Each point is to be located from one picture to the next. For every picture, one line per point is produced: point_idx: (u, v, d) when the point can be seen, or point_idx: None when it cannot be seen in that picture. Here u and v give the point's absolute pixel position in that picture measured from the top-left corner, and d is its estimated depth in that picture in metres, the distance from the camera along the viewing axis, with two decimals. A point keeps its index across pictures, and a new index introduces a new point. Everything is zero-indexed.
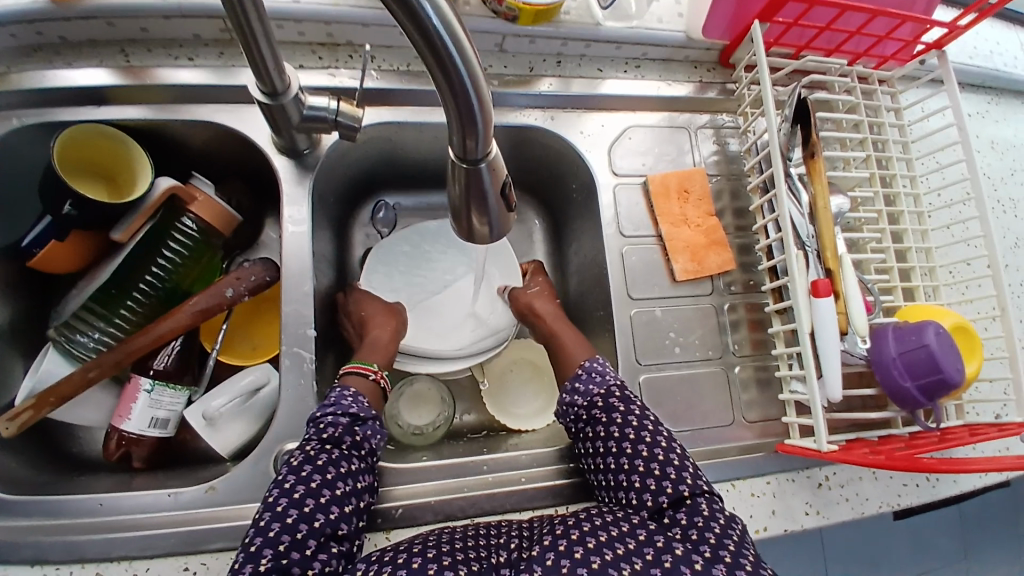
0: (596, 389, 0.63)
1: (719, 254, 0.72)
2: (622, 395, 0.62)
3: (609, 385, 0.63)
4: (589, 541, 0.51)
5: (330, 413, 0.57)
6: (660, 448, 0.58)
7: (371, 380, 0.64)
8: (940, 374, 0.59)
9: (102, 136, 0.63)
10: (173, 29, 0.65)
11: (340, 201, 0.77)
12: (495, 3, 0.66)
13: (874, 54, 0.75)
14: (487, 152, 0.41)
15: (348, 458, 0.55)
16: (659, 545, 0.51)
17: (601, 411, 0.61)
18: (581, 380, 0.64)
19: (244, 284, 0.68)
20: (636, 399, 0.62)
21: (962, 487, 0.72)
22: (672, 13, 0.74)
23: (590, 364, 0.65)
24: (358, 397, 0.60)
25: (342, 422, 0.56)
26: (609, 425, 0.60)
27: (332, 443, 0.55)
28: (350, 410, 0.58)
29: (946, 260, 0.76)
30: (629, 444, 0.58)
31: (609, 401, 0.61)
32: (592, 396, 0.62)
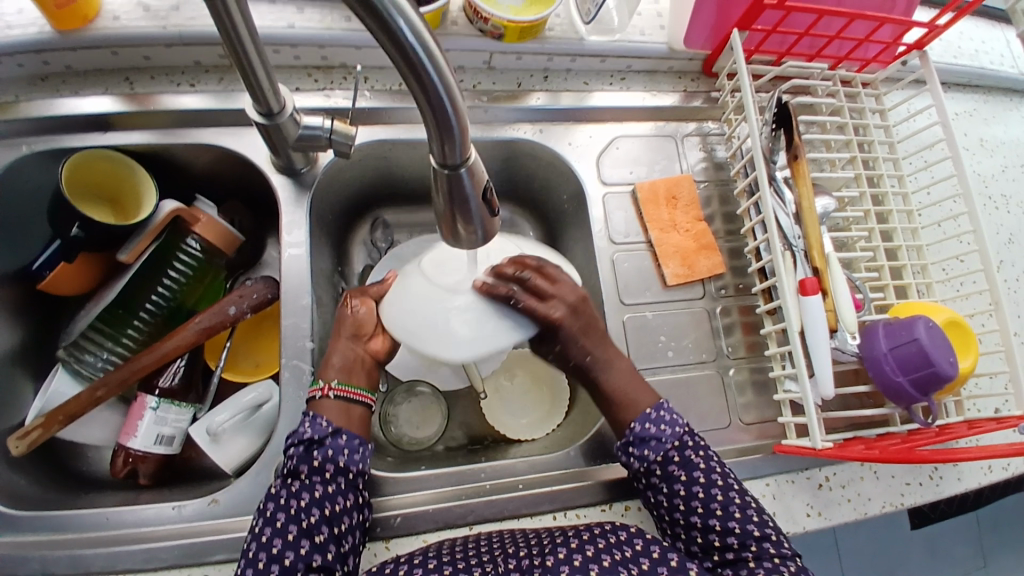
0: (652, 456, 0.59)
1: (709, 258, 0.73)
2: (682, 458, 0.59)
3: (668, 451, 0.59)
4: (603, 559, 0.52)
5: (290, 444, 0.56)
6: (734, 518, 0.56)
7: (322, 398, 0.59)
8: (933, 368, 0.59)
9: (109, 161, 0.65)
10: (173, 58, 0.68)
11: (338, 219, 0.79)
12: (480, 22, 0.68)
13: (856, 58, 0.77)
14: (467, 157, 0.40)
15: (311, 487, 0.54)
16: (671, 564, 0.53)
17: (661, 482, 0.58)
18: (638, 446, 0.59)
19: (247, 301, 0.70)
20: (697, 459, 0.59)
21: (967, 485, 0.71)
22: (654, 26, 0.76)
23: (640, 429, 0.59)
24: (316, 419, 0.57)
25: (298, 451, 0.55)
26: (671, 496, 0.58)
27: (293, 475, 0.55)
28: (306, 434, 0.56)
29: (938, 257, 0.77)
30: (699, 518, 0.57)
31: (668, 469, 0.58)
32: (649, 463, 0.59)
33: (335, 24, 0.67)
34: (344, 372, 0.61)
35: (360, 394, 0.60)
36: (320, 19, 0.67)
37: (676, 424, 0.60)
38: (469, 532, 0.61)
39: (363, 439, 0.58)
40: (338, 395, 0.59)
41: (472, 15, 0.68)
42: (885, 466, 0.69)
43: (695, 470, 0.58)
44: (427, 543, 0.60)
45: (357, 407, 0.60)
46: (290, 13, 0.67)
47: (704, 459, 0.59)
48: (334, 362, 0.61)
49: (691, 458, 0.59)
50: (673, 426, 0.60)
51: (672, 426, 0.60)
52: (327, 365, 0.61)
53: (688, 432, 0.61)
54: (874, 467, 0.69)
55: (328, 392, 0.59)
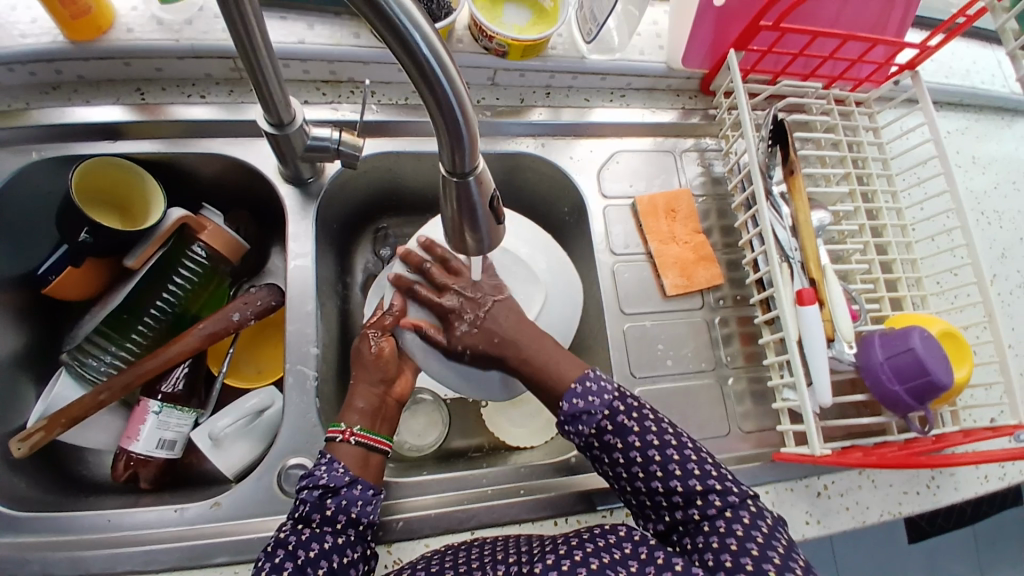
0: (586, 430, 0.56)
1: (708, 269, 0.75)
2: (615, 425, 0.57)
3: (599, 421, 0.57)
4: (591, 562, 0.51)
5: (303, 489, 0.55)
6: (675, 478, 0.55)
7: (342, 442, 0.58)
8: (929, 377, 0.60)
9: (119, 169, 0.67)
10: (185, 70, 0.69)
11: (343, 229, 0.80)
12: (485, 40, 0.71)
13: (849, 78, 0.79)
14: (475, 166, 0.41)
15: (321, 537, 0.53)
16: (659, 562, 0.52)
17: (601, 452, 0.57)
18: (571, 424, 0.57)
19: (251, 308, 0.71)
20: (631, 422, 0.57)
21: (965, 495, 0.71)
22: (652, 45, 0.78)
23: (567, 407, 0.57)
24: (332, 465, 0.56)
25: (312, 498, 0.54)
26: (615, 464, 0.56)
27: (304, 522, 0.53)
28: (322, 481, 0.55)
29: (932, 270, 0.78)
30: (643, 480, 0.56)
31: (604, 439, 0.57)
32: (586, 437, 0.57)
33: (344, 39, 0.70)
34: (365, 415, 0.60)
35: (379, 441, 0.59)
36: (329, 35, 0.69)
37: (603, 389, 0.58)
38: (470, 537, 0.61)
39: (377, 488, 0.57)
40: (360, 441, 0.58)
41: (477, 33, 0.71)
42: (883, 475, 0.70)
43: (630, 435, 0.56)
44: (428, 548, 0.60)
45: (376, 454, 0.59)
46: (301, 28, 0.69)
47: (637, 420, 0.57)
48: (357, 406, 0.60)
49: (623, 424, 0.57)
50: (601, 394, 0.58)
51: (600, 393, 0.58)
52: (348, 408, 0.60)
53: (617, 395, 0.58)
54: (873, 477, 0.69)
55: (349, 437, 0.58)
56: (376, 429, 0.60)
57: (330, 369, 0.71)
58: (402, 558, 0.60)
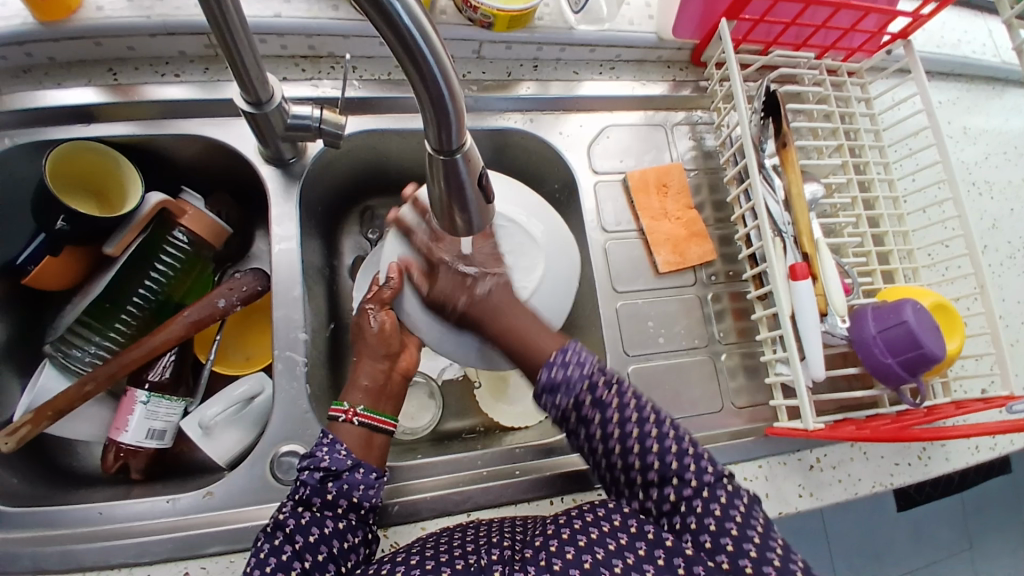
0: (562, 403, 0.53)
1: (700, 245, 0.74)
2: (594, 400, 0.53)
3: (585, 385, 0.53)
4: (569, 550, 0.49)
5: (304, 471, 0.54)
6: (648, 455, 0.52)
7: (345, 421, 0.58)
8: (920, 349, 0.60)
9: (95, 153, 0.65)
10: (158, 48, 0.67)
11: (328, 211, 0.78)
12: (470, 11, 0.68)
13: (841, 47, 0.78)
14: (463, 144, 0.40)
15: (322, 521, 0.52)
16: (648, 539, 0.50)
17: (577, 426, 0.53)
18: (549, 394, 0.53)
19: (237, 294, 0.69)
20: (611, 395, 0.53)
21: (955, 464, 0.72)
22: (642, 15, 0.76)
23: (547, 377, 0.53)
24: (335, 447, 0.55)
25: (313, 481, 0.53)
26: (591, 436, 0.53)
27: (304, 505, 0.53)
28: (323, 464, 0.54)
29: (923, 242, 0.78)
30: (620, 462, 0.52)
31: (581, 414, 0.53)
32: (564, 410, 0.53)
33: (323, 13, 0.67)
34: (369, 395, 0.60)
35: (385, 422, 0.59)
36: (307, 8, 0.67)
37: (584, 364, 0.54)
38: (467, 519, 0.61)
39: (379, 471, 0.57)
40: (363, 421, 0.58)
41: (462, 4, 0.68)
42: (874, 447, 0.70)
43: (605, 412, 0.52)
44: (425, 531, 0.60)
45: (378, 434, 0.59)
46: (277, 2, 0.67)
47: (617, 396, 0.53)
48: (360, 384, 0.60)
49: (602, 400, 0.53)
50: (581, 366, 0.54)
51: (580, 366, 0.54)
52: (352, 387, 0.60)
53: (598, 367, 0.54)
54: (865, 448, 0.70)
55: (353, 417, 0.58)
56: (381, 409, 0.60)
57: (319, 355, 0.70)
58: (398, 542, 0.59)
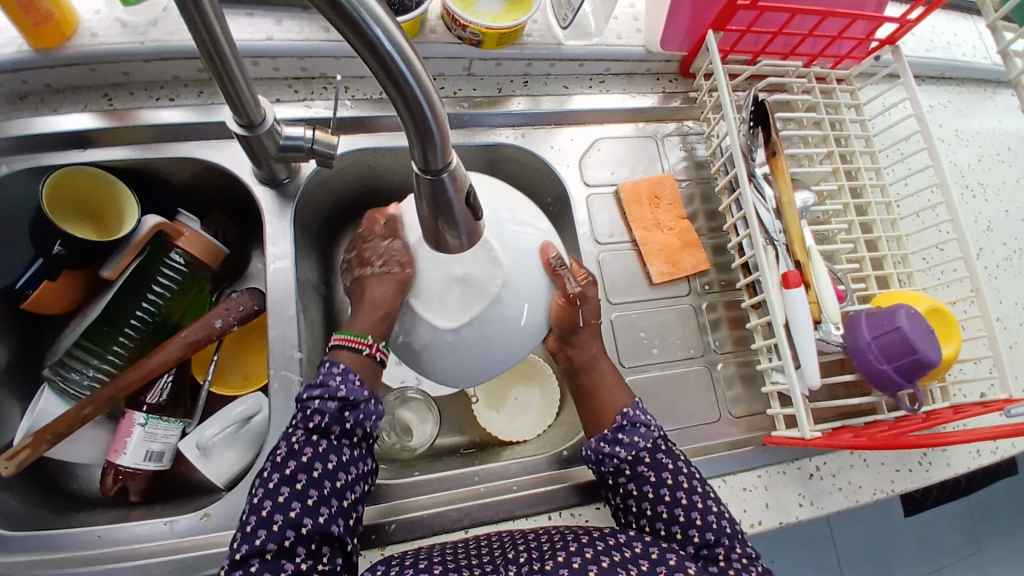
0: (623, 455, 0.59)
1: (694, 255, 0.74)
2: (654, 460, 0.59)
3: (655, 439, 0.61)
4: (604, 560, 0.52)
5: (317, 399, 0.54)
6: (696, 509, 0.57)
7: (368, 355, 0.58)
8: (916, 355, 0.59)
9: (87, 178, 0.65)
10: (152, 72, 0.68)
11: (323, 229, 0.79)
12: (459, 29, 0.69)
13: (829, 55, 0.78)
14: (449, 162, 0.40)
15: (338, 449, 0.54)
16: (671, 564, 0.53)
17: (630, 480, 0.59)
18: (610, 444, 0.60)
19: (234, 314, 0.70)
20: (679, 455, 0.61)
21: (956, 470, 0.72)
22: (630, 29, 0.77)
23: (632, 414, 0.62)
24: (347, 377, 0.56)
25: (330, 411, 0.54)
26: (643, 488, 0.58)
27: (320, 434, 0.54)
28: (340, 394, 0.55)
29: (917, 246, 0.78)
30: (666, 506, 0.57)
31: (638, 469, 0.59)
32: (621, 461, 0.59)
33: (314, 34, 0.68)
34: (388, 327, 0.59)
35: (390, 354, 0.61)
36: (298, 31, 0.68)
37: (651, 426, 0.62)
38: (464, 536, 0.61)
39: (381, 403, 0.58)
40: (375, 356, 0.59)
41: (450, 23, 0.69)
42: (874, 453, 0.70)
43: (664, 472, 0.59)
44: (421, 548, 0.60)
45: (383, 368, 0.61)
46: (269, 25, 0.68)
47: (671, 459, 0.60)
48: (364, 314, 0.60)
49: (665, 457, 0.60)
50: (646, 429, 0.61)
51: (647, 430, 0.61)
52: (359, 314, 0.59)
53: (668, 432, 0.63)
54: (864, 455, 0.69)
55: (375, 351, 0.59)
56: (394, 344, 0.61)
57: (316, 373, 0.71)
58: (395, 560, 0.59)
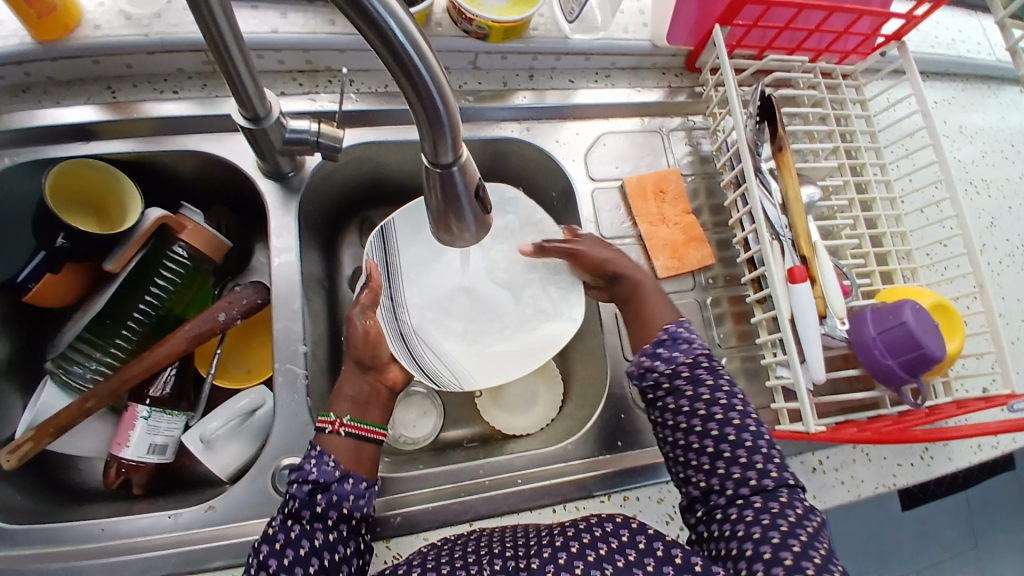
0: (662, 368, 0.57)
1: (698, 250, 0.74)
2: (675, 386, 0.57)
3: (678, 365, 0.58)
4: (589, 554, 0.50)
5: (292, 483, 0.53)
6: (713, 438, 0.55)
7: (331, 432, 0.57)
8: (921, 350, 0.59)
9: (67, 173, 0.64)
10: (156, 65, 0.67)
11: (327, 223, 0.78)
12: (465, 23, 0.69)
13: (835, 50, 0.79)
14: (458, 155, 0.40)
15: (311, 533, 0.51)
16: (659, 555, 0.51)
17: (667, 395, 0.57)
18: (650, 358, 0.58)
19: (237, 307, 0.70)
20: (706, 376, 0.57)
21: (957, 465, 0.72)
22: (637, 23, 0.77)
23: (664, 337, 0.59)
24: (322, 459, 0.55)
25: (301, 494, 0.52)
26: (678, 410, 0.57)
27: (294, 519, 0.52)
28: (312, 476, 0.53)
29: (922, 242, 0.78)
30: (697, 441, 0.55)
31: (676, 383, 0.57)
32: (659, 376, 0.58)
33: (319, 27, 0.67)
34: (356, 405, 0.60)
35: (372, 432, 0.58)
36: (303, 23, 0.67)
37: (692, 341, 0.59)
38: (469, 529, 0.61)
39: (370, 481, 0.56)
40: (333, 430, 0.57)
41: (456, 16, 0.69)
42: (877, 449, 0.70)
43: (682, 399, 0.57)
44: (427, 541, 0.60)
45: (366, 446, 0.58)
46: (274, 17, 0.67)
47: (694, 386, 0.57)
48: (346, 394, 0.60)
49: (686, 384, 0.57)
50: (688, 345, 0.59)
51: (688, 345, 0.59)
52: (336, 397, 0.60)
53: (704, 351, 0.59)
54: (867, 450, 0.69)
55: (339, 428, 0.57)
56: (367, 419, 0.60)
57: (320, 367, 0.70)
58: (400, 553, 0.60)
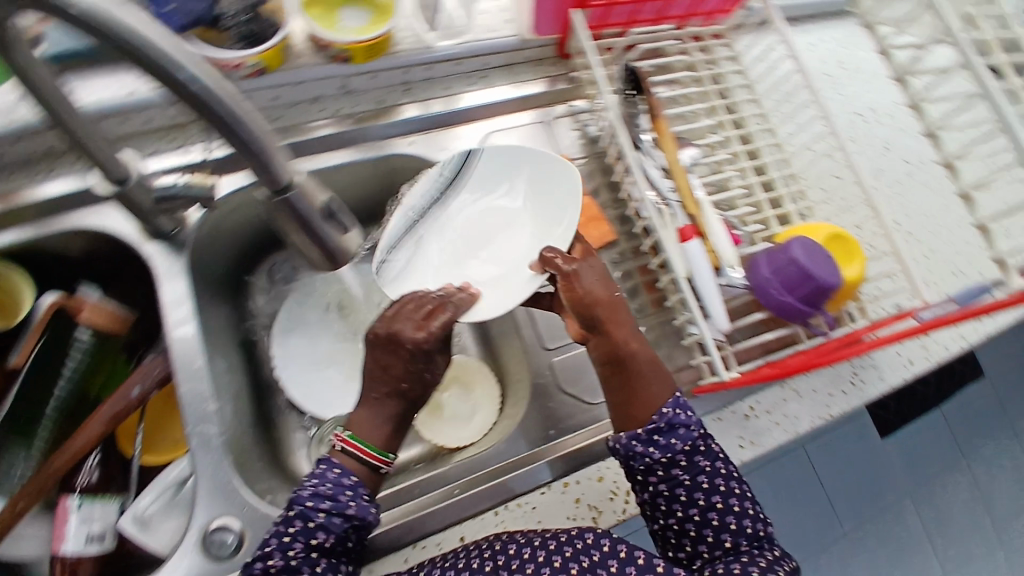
0: (657, 456, 0.57)
1: (599, 229, 0.74)
2: (670, 475, 0.57)
3: (675, 452, 0.57)
4: (556, 560, 0.53)
5: (325, 514, 0.53)
6: (710, 526, 0.56)
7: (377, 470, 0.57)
8: (815, 282, 0.61)
9: None
10: (23, 151, 0.67)
11: (230, 271, 0.78)
12: (325, 49, 0.69)
13: (702, 13, 0.79)
14: (293, 181, 0.44)
15: (335, 567, 0.53)
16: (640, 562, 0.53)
17: (662, 483, 0.57)
18: (644, 444, 0.57)
19: (151, 378, 0.68)
20: (704, 462, 0.57)
21: (890, 382, 0.74)
22: (499, 21, 0.78)
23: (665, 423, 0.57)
24: (359, 494, 0.55)
25: (337, 531, 0.53)
26: (671, 496, 0.57)
27: (319, 551, 0.53)
28: (348, 510, 0.54)
29: (815, 179, 0.81)
30: (692, 524, 0.56)
31: (672, 471, 0.57)
32: (653, 462, 0.57)
33: None
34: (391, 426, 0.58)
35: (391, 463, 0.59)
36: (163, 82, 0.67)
37: (690, 425, 0.58)
38: (415, 551, 0.61)
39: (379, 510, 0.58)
40: (345, 449, 0.56)
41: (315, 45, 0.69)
42: (804, 383, 0.72)
43: (679, 485, 0.57)
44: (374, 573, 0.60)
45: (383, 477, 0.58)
46: (132, 81, 0.67)
47: (691, 473, 0.57)
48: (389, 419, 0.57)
49: (683, 471, 0.57)
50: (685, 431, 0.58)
51: (684, 431, 0.58)
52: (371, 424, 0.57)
53: (700, 436, 0.58)
54: (795, 387, 0.71)
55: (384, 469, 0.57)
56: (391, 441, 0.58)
57: (245, 416, 0.72)
58: None
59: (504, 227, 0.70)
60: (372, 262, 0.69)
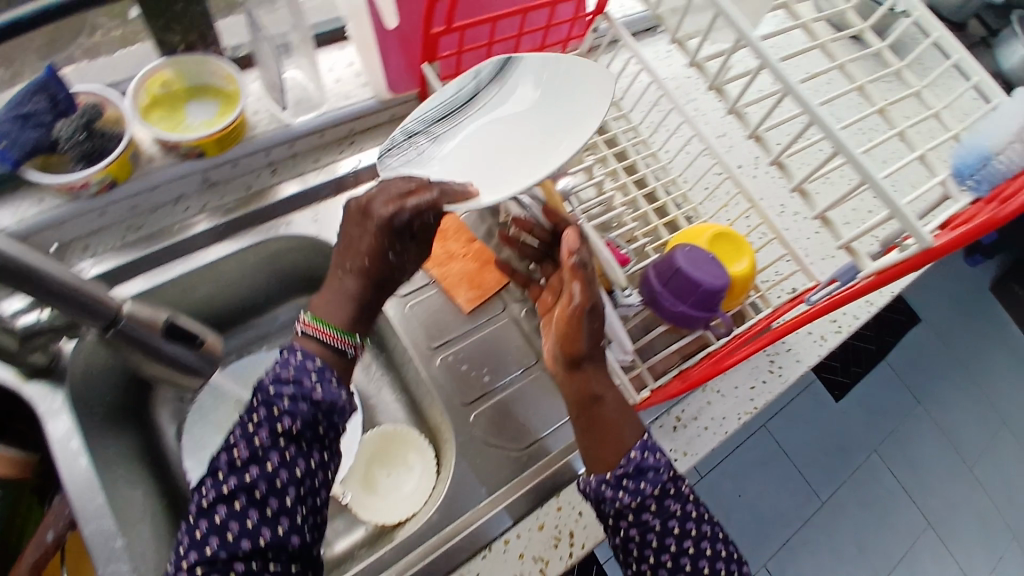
0: (626, 501, 0.55)
1: (495, 272, 0.76)
2: (640, 520, 0.55)
3: (645, 496, 0.55)
4: None
5: (295, 399, 0.55)
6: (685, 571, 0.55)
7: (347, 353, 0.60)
8: (701, 288, 0.61)
9: None
10: None
11: (126, 394, 0.73)
12: (174, 149, 0.67)
13: (553, 43, 0.81)
14: (118, 312, 0.54)
15: (305, 456, 0.55)
16: None
17: (633, 528, 0.55)
18: (613, 489, 0.56)
19: (60, 521, 0.69)
20: (675, 506, 0.56)
21: (808, 362, 0.75)
22: (355, 85, 0.78)
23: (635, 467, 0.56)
24: (325, 377, 0.57)
25: (304, 413, 0.55)
26: (643, 540, 0.55)
27: (289, 437, 0.54)
28: (315, 394, 0.56)
29: (694, 180, 0.83)
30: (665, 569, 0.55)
31: (642, 516, 0.55)
32: (622, 507, 0.56)
33: (27, 213, 0.64)
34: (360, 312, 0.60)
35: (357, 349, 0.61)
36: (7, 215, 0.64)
37: (659, 468, 0.57)
38: None
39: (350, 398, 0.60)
40: (309, 332, 0.58)
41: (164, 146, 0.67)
42: (725, 382, 0.72)
43: (649, 531, 0.55)
44: None
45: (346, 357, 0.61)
46: None
47: (661, 517, 0.55)
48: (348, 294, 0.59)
49: (653, 516, 0.55)
50: (657, 474, 0.56)
51: (656, 473, 0.56)
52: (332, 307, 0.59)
53: (671, 478, 0.57)
54: (716, 387, 0.72)
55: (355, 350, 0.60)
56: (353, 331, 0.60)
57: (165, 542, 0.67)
58: None
59: (513, 151, 0.59)
60: (383, 149, 0.63)
